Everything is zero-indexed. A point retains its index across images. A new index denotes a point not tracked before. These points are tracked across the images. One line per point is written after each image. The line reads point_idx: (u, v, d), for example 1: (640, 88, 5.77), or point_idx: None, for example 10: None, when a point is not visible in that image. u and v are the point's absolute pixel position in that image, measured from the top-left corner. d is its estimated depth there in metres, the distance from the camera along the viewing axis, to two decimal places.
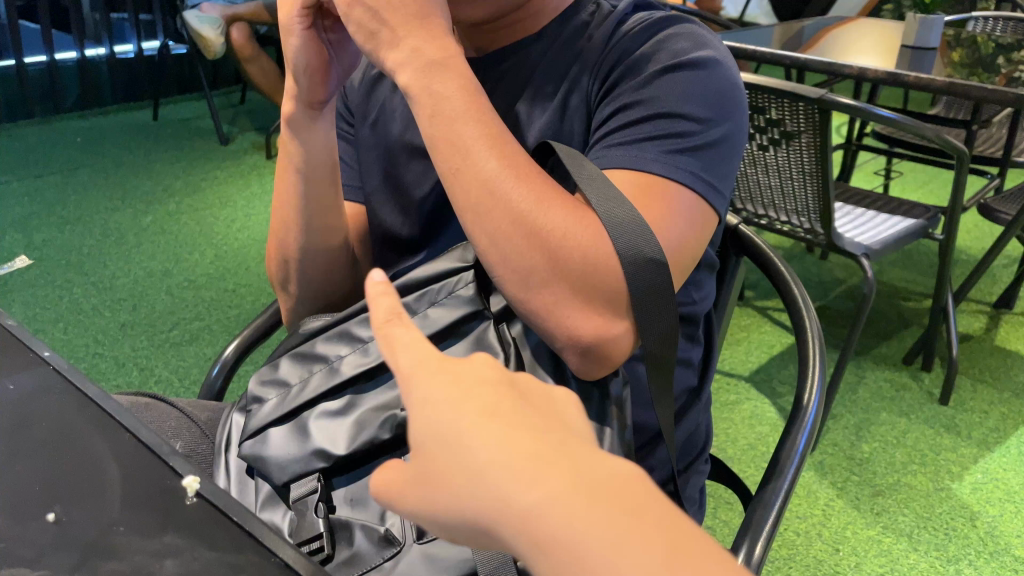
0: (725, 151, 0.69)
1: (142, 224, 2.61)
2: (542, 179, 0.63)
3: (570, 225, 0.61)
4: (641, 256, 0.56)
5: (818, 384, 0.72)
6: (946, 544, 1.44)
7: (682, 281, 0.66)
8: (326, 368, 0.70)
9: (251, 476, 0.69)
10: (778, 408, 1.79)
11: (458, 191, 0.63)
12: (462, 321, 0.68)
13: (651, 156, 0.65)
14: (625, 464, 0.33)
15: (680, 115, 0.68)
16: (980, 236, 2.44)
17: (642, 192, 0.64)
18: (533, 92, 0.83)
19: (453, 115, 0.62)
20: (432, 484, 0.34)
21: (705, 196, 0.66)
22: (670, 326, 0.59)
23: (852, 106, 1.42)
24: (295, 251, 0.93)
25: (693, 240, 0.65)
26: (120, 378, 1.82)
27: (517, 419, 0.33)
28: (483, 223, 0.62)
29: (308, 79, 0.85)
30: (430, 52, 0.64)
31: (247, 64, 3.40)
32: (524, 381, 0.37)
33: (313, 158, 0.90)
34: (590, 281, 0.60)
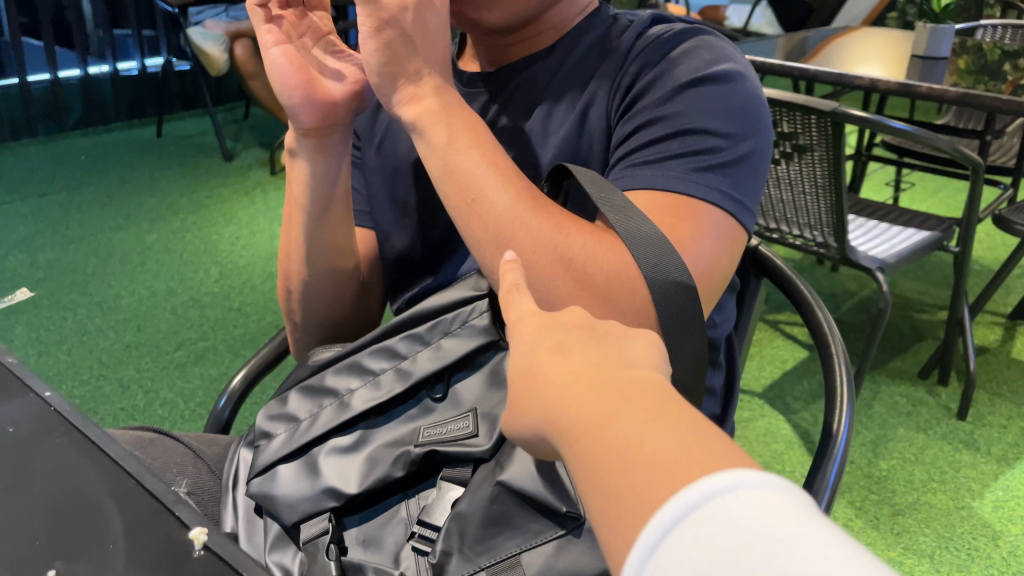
0: (752, 167, 0.66)
1: (146, 242, 2.59)
2: (558, 209, 0.61)
3: (597, 249, 0.59)
4: (667, 279, 0.53)
5: (847, 410, 0.70)
6: (968, 565, 1.41)
7: (712, 306, 0.63)
8: (336, 403, 0.68)
9: (259, 516, 0.67)
10: (793, 425, 1.76)
11: (473, 224, 0.61)
12: (476, 353, 0.66)
13: (676, 174, 0.63)
14: (654, 377, 0.35)
15: (703, 130, 0.65)
16: (994, 246, 2.41)
17: (667, 211, 0.62)
18: (546, 109, 0.81)
19: (460, 153, 0.62)
20: (518, 409, 0.40)
21: (735, 213, 0.64)
22: (700, 350, 0.56)
23: (865, 119, 1.39)
24: (303, 281, 0.92)
25: (723, 262, 0.62)
26: (125, 401, 1.80)
27: (576, 350, 0.39)
28: (502, 253, 0.60)
29: (293, 109, 0.82)
30: (435, 100, 0.65)
31: (251, 80, 3.39)
32: (607, 325, 0.41)
33: (318, 189, 0.87)
34: (615, 305, 0.58)
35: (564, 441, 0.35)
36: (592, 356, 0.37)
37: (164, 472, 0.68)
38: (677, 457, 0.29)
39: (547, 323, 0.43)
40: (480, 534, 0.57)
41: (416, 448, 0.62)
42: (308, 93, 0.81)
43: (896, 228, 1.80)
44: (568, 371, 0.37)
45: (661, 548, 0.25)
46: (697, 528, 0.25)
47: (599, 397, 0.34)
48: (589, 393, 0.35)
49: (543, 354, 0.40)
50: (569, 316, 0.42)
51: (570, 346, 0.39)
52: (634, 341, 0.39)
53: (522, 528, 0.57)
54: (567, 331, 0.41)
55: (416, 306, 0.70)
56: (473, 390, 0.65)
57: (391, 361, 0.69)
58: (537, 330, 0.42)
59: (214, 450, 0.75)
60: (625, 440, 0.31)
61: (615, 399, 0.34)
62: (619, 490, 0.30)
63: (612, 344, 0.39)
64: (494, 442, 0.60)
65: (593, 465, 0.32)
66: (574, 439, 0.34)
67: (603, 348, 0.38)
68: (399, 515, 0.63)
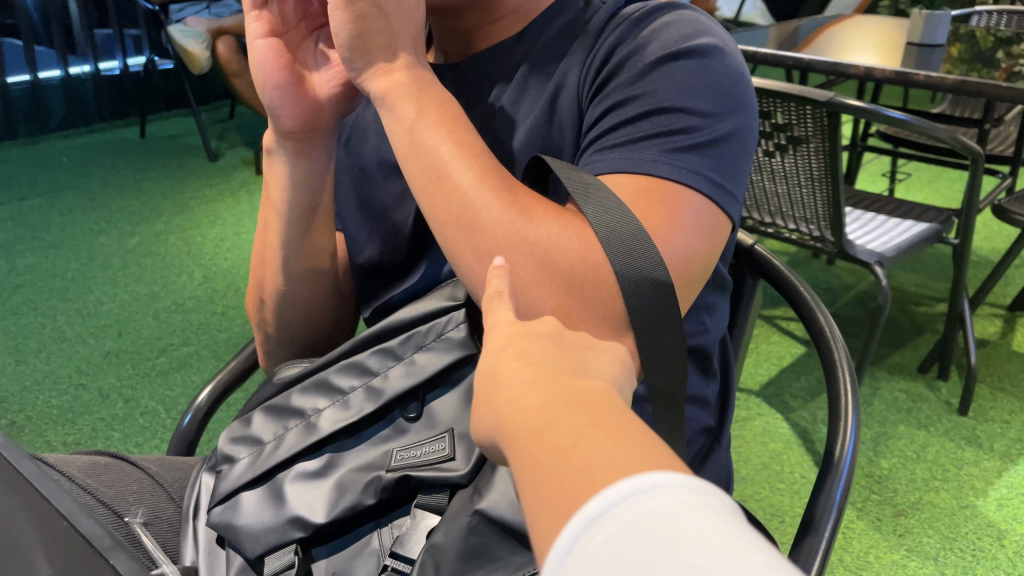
0: (734, 148, 0.62)
1: (129, 245, 2.53)
2: (527, 194, 0.56)
3: (561, 235, 0.53)
4: (642, 277, 0.49)
5: (852, 421, 0.65)
6: (973, 566, 1.37)
7: (692, 302, 0.58)
8: (303, 424, 0.64)
9: (222, 546, 0.62)
10: (791, 424, 1.72)
11: (437, 204, 0.56)
12: (452, 368, 0.61)
13: (649, 157, 0.59)
14: (607, 390, 0.35)
15: (677, 109, 0.61)
16: (992, 236, 2.37)
17: (641, 196, 0.57)
18: (518, 90, 0.76)
19: (426, 130, 0.58)
20: (476, 406, 0.39)
21: (716, 198, 0.59)
22: (679, 355, 0.51)
23: (862, 109, 1.34)
24: (277, 292, 0.88)
25: (703, 252, 0.57)
26: (104, 411, 1.75)
27: (538, 357, 0.38)
28: (464, 235, 0.55)
29: (275, 110, 0.77)
30: (409, 83, 0.61)
31: (235, 78, 3.32)
32: (573, 336, 0.40)
33: (299, 197, 0.82)
34: (582, 297, 0.52)
35: (508, 443, 0.35)
36: (545, 365, 0.37)
37: (118, 503, 0.63)
38: (609, 457, 0.29)
39: (517, 330, 0.41)
40: (459, 568, 0.52)
41: (389, 473, 0.57)
42: (292, 93, 0.76)
43: (892, 220, 1.75)
44: (523, 376, 0.37)
45: (580, 542, 0.26)
46: (616, 524, 0.25)
47: (545, 402, 0.34)
48: (543, 398, 0.35)
49: (505, 359, 0.39)
50: (537, 324, 0.42)
51: (527, 354, 0.38)
52: (597, 354, 0.39)
53: (503, 561, 0.53)
54: (531, 338, 0.40)
55: (388, 317, 0.66)
56: (449, 409, 0.60)
57: (361, 379, 0.64)
58: (505, 337, 0.41)
59: (174, 476, 0.71)
60: (562, 440, 0.32)
61: (559, 403, 0.34)
62: (549, 488, 0.30)
63: (572, 353, 0.38)
64: (472, 467, 0.56)
65: (538, 465, 0.32)
66: (523, 437, 0.34)
67: (561, 357, 0.38)
68: (371, 546, 0.58)
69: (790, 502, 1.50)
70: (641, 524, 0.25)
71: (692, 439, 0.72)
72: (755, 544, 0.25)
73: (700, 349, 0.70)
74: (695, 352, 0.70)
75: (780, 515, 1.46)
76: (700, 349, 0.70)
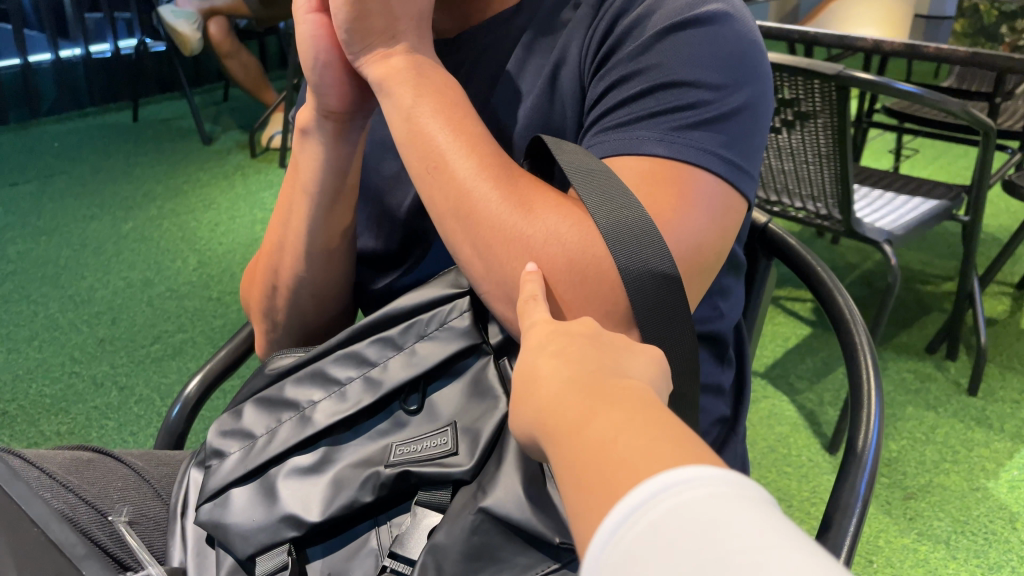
0: (748, 121, 0.57)
1: (122, 231, 2.49)
2: (528, 180, 0.54)
3: (560, 226, 0.51)
4: (645, 269, 0.47)
5: (877, 406, 0.62)
6: (986, 550, 1.34)
7: (702, 292, 0.55)
8: (297, 417, 0.61)
9: (211, 546, 0.59)
10: (797, 406, 1.69)
11: (435, 193, 0.54)
12: (456, 358, 0.58)
13: (653, 137, 0.55)
14: (647, 393, 0.34)
15: (685, 82, 0.56)
16: (1001, 213, 2.33)
17: (649, 181, 0.53)
18: (517, 66, 0.72)
19: (425, 116, 0.56)
20: (514, 405, 0.39)
21: (730, 177, 0.55)
22: (691, 354, 0.49)
23: (871, 83, 1.30)
24: (293, 282, 0.81)
25: (713, 239, 0.54)
26: (98, 399, 1.72)
27: (578, 356, 0.37)
28: (465, 228, 0.53)
29: (321, 87, 0.70)
30: (421, 70, 0.59)
31: (227, 60, 3.26)
32: (611, 338, 0.40)
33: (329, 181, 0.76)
34: (581, 292, 0.49)
35: (548, 441, 0.35)
36: (582, 364, 0.37)
37: (102, 499, 0.61)
38: (644, 452, 0.29)
39: (554, 330, 0.41)
40: (461, 569, 0.49)
41: (387, 468, 0.54)
42: (342, 76, 0.69)
43: (901, 198, 1.72)
44: (562, 374, 0.36)
45: (618, 534, 0.26)
46: (656, 513, 0.25)
47: (583, 399, 0.34)
48: (582, 399, 0.34)
49: (545, 359, 0.38)
50: (575, 324, 0.41)
51: (570, 351, 0.38)
52: (634, 355, 0.39)
53: (508, 562, 0.49)
54: (570, 339, 0.39)
55: (387, 304, 0.62)
56: (451, 401, 0.57)
57: (359, 369, 0.61)
58: (543, 339, 0.41)
59: (162, 472, 0.68)
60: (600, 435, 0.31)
61: (597, 400, 0.33)
62: (586, 483, 0.30)
63: (610, 352, 0.38)
64: (476, 462, 0.53)
65: (576, 465, 0.31)
66: (563, 436, 0.33)
67: (600, 354, 0.38)
68: (369, 545, 0.55)
69: (799, 486, 1.47)
70: (677, 512, 0.25)
71: (706, 431, 0.69)
72: (797, 532, 0.24)
73: (714, 334, 0.67)
74: (708, 338, 0.67)
75: (787, 499, 1.44)
76: (714, 335, 0.67)
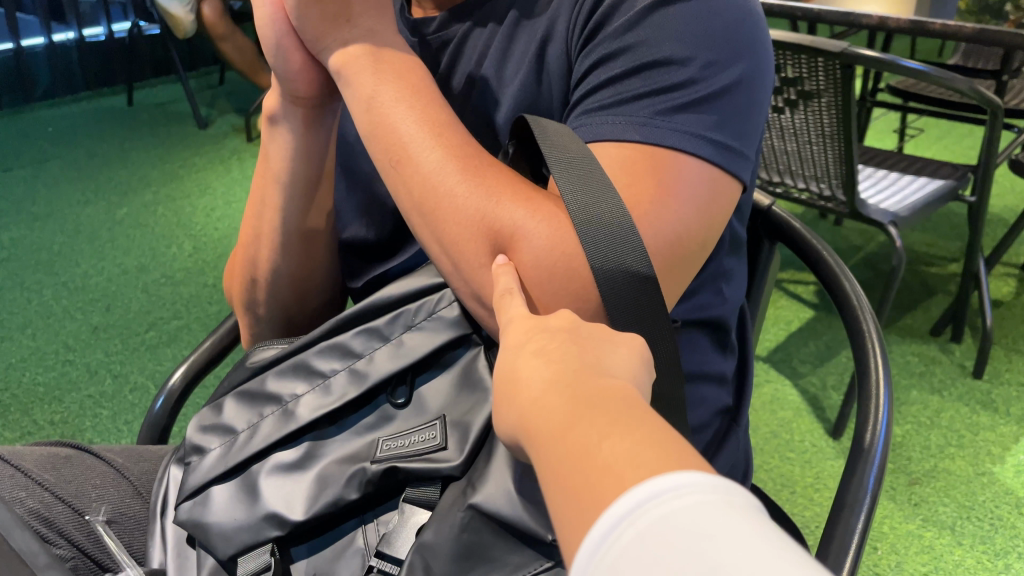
0: (741, 99, 0.54)
1: (116, 217, 2.47)
2: (498, 169, 0.53)
3: (528, 221, 0.50)
4: (620, 269, 0.46)
5: (885, 395, 0.60)
6: (992, 536, 1.32)
7: (687, 282, 0.53)
8: (279, 411, 0.59)
9: (192, 546, 0.59)
10: (800, 390, 1.67)
11: (400, 186, 0.54)
12: (445, 349, 0.56)
13: (638, 121, 0.52)
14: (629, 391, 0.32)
15: (671, 61, 0.53)
16: (1007, 193, 2.30)
17: (628, 169, 0.51)
18: (505, 41, 0.69)
19: (387, 105, 0.55)
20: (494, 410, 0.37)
21: (720, 160, 0.52)
22: (670, 356, 0.47)
23: (876, 60, 1.26)
24: (273, 271, 0.80)
25: (699, 227, 0.51)
26: (92, 388, 1.70)
27: (558, 353, 0.35)
28: (430, 224, 0.52)
29: (286, 77, 0.66)
30: (385, 58, 0.57)
31: (222, 42, 3.22)
32: (590, 328, 0.37)
33: (303, 165, 0.74)
34: (548, 292, 0.49)
35: (532, 445, 0.33)
36: (564, 362, 0.34)
37: (78, 499, 0.61)
38: (631, 462, 0.27)
39: (535, 326, 0.39)
40: (451, 570, 0.47)
41: (374, 465, 0.52)
42: (306, 63, 0.65)
43: (906, 178, 1.69)
44: (543, 375, 0.34)
45: (603, 549, 0.24)
46: (645, 522, 0.23)
47: (568, 399, 0.32)
48: (560, 398, 0.32)
49: (524, 358, 0.36)
50: (554, 318, 0.39)
51: (543, 348, 0.36)
52: (615, 347, 0.36)
53: (500, 562, 0.47)
54: (545, 333, 0.37)
55: (373, 294, 0.60)
56: (439, 395, 0.55)
57: (344, 362, 0.59)
58: (522, 335, 0.39)
59: (143, 468, 0.68)
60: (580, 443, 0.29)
61: (579, 402, 0.31)
62: (572, 490, 0.28)
63: (590, 343, 0.36)
64: (466, 457, 0.50)
65: (562, 474, 0.29)
66: (546, 442, 0.31)
67: (580, 346, 0.35)
68: (355, 545, 0.54)
69: (801, 472, 1.45)
70: (664, 523, 0.23)
71: (708, 422, 0.66)
72: (787, 536, 0.23)
73: (716, 320, 0.64)
74: (710, 325, 0.64)
75: (790, 485, 1.42)
76: (716, 321, 0.64)
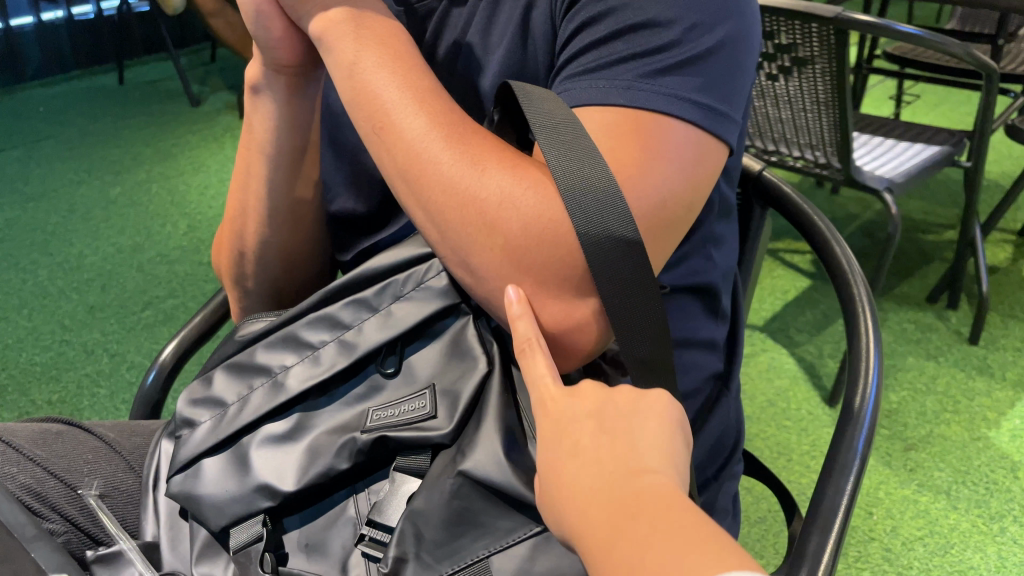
0: (726, 61, 0.53)
1: (110, 196, 2.45)
2: (482, 136, 0.52)
3: (514, 188, 0.49)
4: (607, 235, 0.46)
5: (875, 358, 0.60)
6: (987, 500, 1.33)
7: (673, 247, 0.53)
8: (269, 383, 0.59)
9: (185, 519, 0.60)
10: (797, 359, 1.67)
11: (383, 154, 0.53)
12: (434, 319, 0.55)
13: (621, 85, 0.51)
14: (665, 487, 0.38)
15: (654, 24, 0.53)
16: (1003, 159, 2.29)
17: (614, 134, 0.50)
18: (488, 11, 0.68)
19: (369, 72, 0.54)
20: (544, 502, 0.43)
21: (706, 123, 0.51)
22: (660, 322, 0.49)
23: (871, 24, 1.24)
24: (260, 243, 0.80)
25: (685, 191, 0.51)
26: (89, 366, 1.70)
27: (592, 450, 0.41)
28: (415, 189, 0.52)
29: (266, 43, 0.66)
30: (366, 22, 0.57)
31: (212, 18, 3.17)
32: (617, 396, 0.43)
33: (288, 135, 0.74)
34: (536, 260, 0.49)
35: (587, 548, 0.38)
36: (602, 463, 0.40)
37: (70, 476, 0.62)
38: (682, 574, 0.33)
39: (562, 404, 0.44)
40: (442, 536, 0.48)
41: (364, 434, 0.53)
42: (290, 31, 0.65)
43: (902, 144, 1.68)
44: (584, 479, 0.40)
45: None
46: None
47: (612, 509, 0.38)
48: (607, 509, 0.38)
49: (561, 457, 0.42)
50: (579, 394, 0.44)
51: (577, 447, 0.41)
52: (645, 419, 0.41)
53: (490, 527, 0.49)
54: (577, 423, 0.43)
55: (360, 264, 0.60)
56: (428, 363, 0.55)
57: (332, 333, 0.58)
58: (554, 422, 0.44)
59: (135, 443, 0.69)
60: (626, 553, 0.36)
61: (620, 514, 0.37)
62: None
63: (623, 436, 0.41)
64: (455, 425, 0.51)
65: None
66: (601, 550, 0.37)
67: (612, 443, 0.41)
68: (347, 514, 0.54)
69: (798, 440, 1.45)
70: None
71: (700, 390, 0.67)
72: None
73: (706, 286, 0.64)
74: (700, 293, 0.64)
75: (787, 453, 1.42)
76: (706, 286, 0.64)
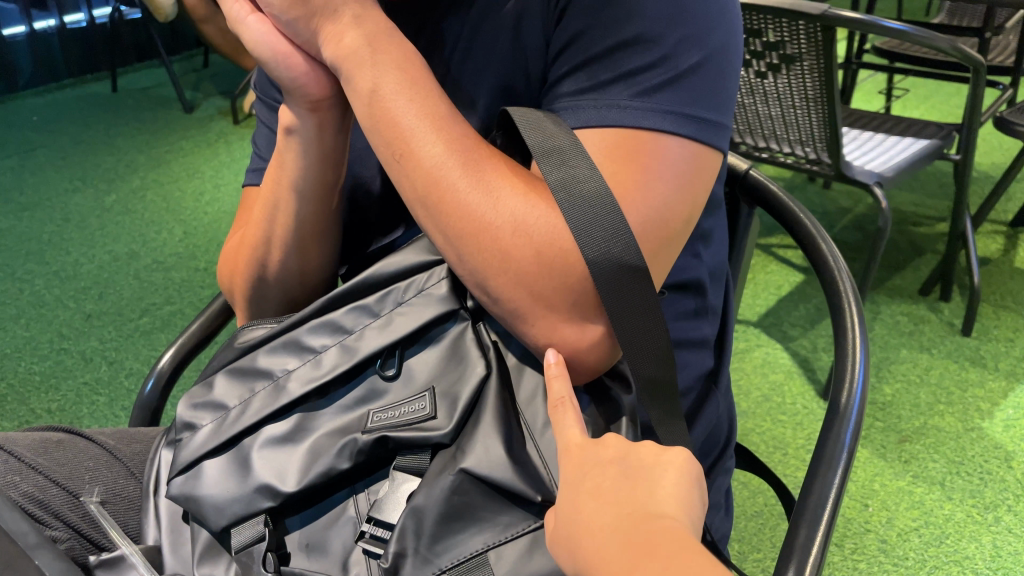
0: (717, 71, 0.53)
1: (104, 204, 2.45)
2: (494, 160, 0.54)
3: (526, 215, 0.51)
4: (607, 258, 0.48)
5: (861, 351, 0.61)
6: (982, 490, 1.34)
7: (672, 259, 0.54)
8: (271, 386, 0.60)
9: (186, 523, 0.61)
10: (791, 354, 1.68)
11: (402, 179, 0.54)
12: (432, 325, 0.56)
13: (617, 104, 0.52)
14: (683, 535, 0.38)
15: (643, 40, 0.53)
16: (992, 151, 2.31)
17: (613, 156, 0.51)
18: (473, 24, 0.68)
19: (388, 97, 0.55)
20: (556, 543, 0.43)
21: (698, 136, 0.52)
22: (664, 342, 0.51)
23: (858, 22, 1.25)
24: (284, 268, 0.78)
25: (684, 204, 0.52)
26: (87, 375, 1.71)
27: (611, 495, 0.42)
28: (433, 214, 0.53)
29: (295, 82, 0.64)
30: (383, 44, 0.57)
31: (202, 24, 3.17)
32: (643, 450, 0.44)
33: (317, 170, 0.71)
34: (548, 286, 0.51)
35: None
36: (622, 506, 0.41)
37: (71, 483, 0.63)
38: None
39: (588, 454, 0.45)
40: (441, 531, 0.49)
41: (364, 435, 0.54)
42: (310, 63, 0.63)
43: (891, 139, 1.69)
44: (603, 520, 0.40)
45: None
46: None
47: (628, 549, 0.38)
48: (623, 550, 0.38)
49: (583, 498, 0.42)
50: (604, 447, 0.45)
51: (597, 490, 0.42)
52: (663, 472, 0.42)
53: (488, 521, 0.50)
54: (598, 470, 0.44)
55: (364, 271, 0.60)
56: (427, 366, 0.56)
57: (334, 338, 0.59)
58: (578, 468, 0.45)
59: (135, 450, 0.70)
60: None
61: (635, 553, 0.38)
62: None
63: (642, 481, 0.42)
64: (454, 425, 0.52)
65: None
66: None
67: (632, 487, 0.41)
68: (347, 513, 0.56)
69: (793, 434, 1.46)
70: None
71: (691, 389, 0.68)
72: None
73: (695, 282, 0.65)
74: (689, 291, 0.65)
75: (782, 447, 1.43)
76: (695, 282, 0.65)
